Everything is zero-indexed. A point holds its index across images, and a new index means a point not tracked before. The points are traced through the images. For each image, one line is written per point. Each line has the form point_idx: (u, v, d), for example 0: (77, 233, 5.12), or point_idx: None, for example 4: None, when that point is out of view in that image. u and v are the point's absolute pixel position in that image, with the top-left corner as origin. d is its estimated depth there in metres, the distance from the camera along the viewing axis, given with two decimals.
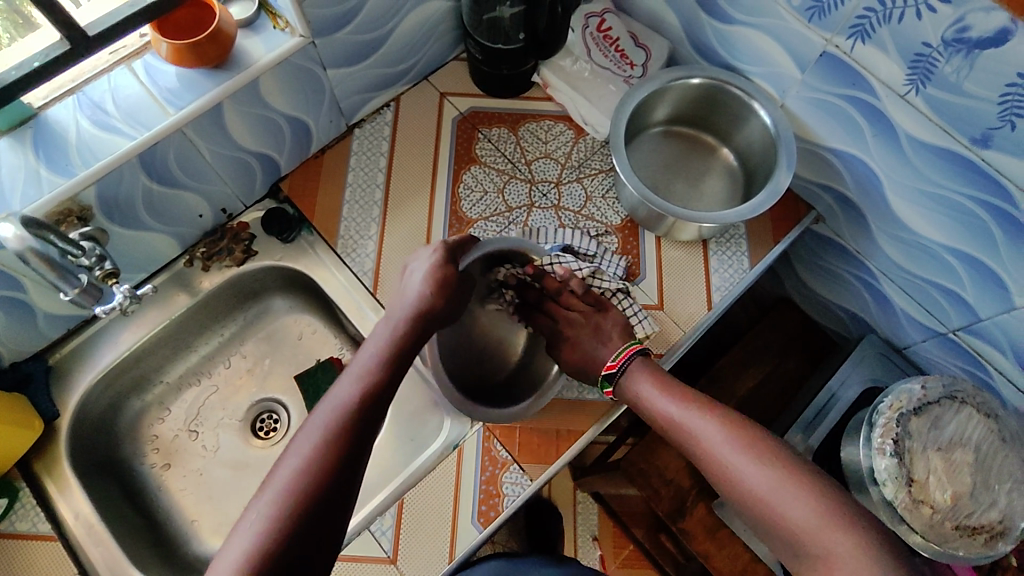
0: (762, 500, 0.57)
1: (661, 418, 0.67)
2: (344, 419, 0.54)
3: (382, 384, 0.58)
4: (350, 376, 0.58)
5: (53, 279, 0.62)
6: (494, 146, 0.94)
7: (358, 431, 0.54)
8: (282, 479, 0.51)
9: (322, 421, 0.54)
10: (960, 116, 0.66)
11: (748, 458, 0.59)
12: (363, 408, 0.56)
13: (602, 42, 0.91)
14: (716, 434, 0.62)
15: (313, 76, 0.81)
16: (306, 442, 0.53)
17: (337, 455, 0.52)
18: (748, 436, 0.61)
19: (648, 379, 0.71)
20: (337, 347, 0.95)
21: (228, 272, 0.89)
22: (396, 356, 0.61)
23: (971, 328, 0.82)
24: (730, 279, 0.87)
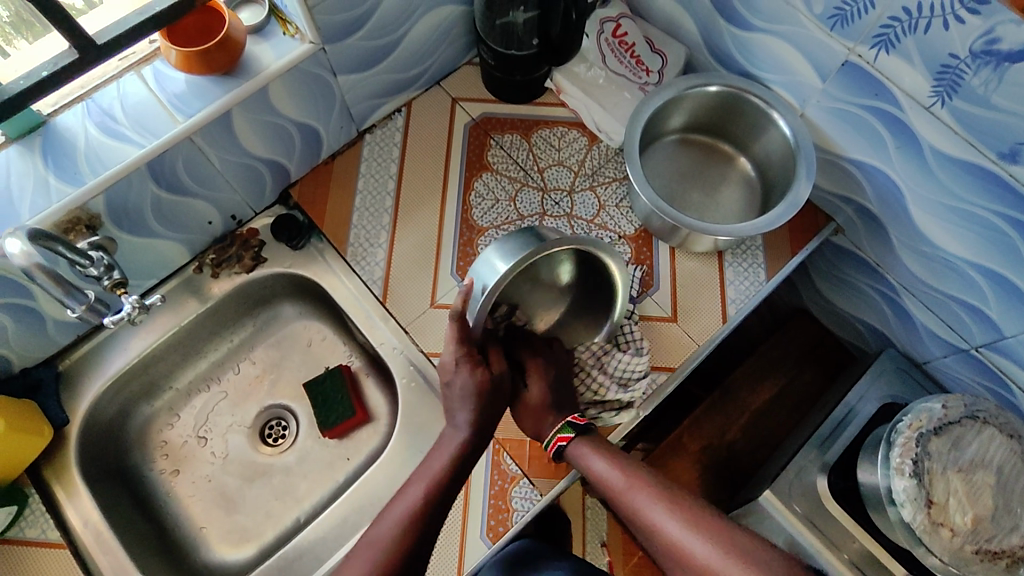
0: (709, 569, 0.60)
1: (605, 484, 0.69)
2: (411, 520, 0.65)
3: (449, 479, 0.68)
4: (416, 483, 0.67)
5: (59, 296, 0.60)
6: (506, 153, 0.93)
7: (416, 537, 0.64)
8: (360, 567, 0.62)
9: (400, 510, 0.66)
10: (987, 129, 0.64)
11: (693, 529, 0.62)
12: (425, 511, 0.66)
13: (617, 47, 0.89)
14: (657, 508, 0.65)
15: (323, 82, 0.80)
16: (357, 572, 0.62)
17: (395, 561, 0.63)
18: (688, 507, 0.64)
19: (588, 443, 0.72)
20: (346, 354, 0.95)
21: (237, 279, 0.89)
22: (465, 450, 0.69)
23: (994, 345, 0.80)
24: (746, 291, 0.85)
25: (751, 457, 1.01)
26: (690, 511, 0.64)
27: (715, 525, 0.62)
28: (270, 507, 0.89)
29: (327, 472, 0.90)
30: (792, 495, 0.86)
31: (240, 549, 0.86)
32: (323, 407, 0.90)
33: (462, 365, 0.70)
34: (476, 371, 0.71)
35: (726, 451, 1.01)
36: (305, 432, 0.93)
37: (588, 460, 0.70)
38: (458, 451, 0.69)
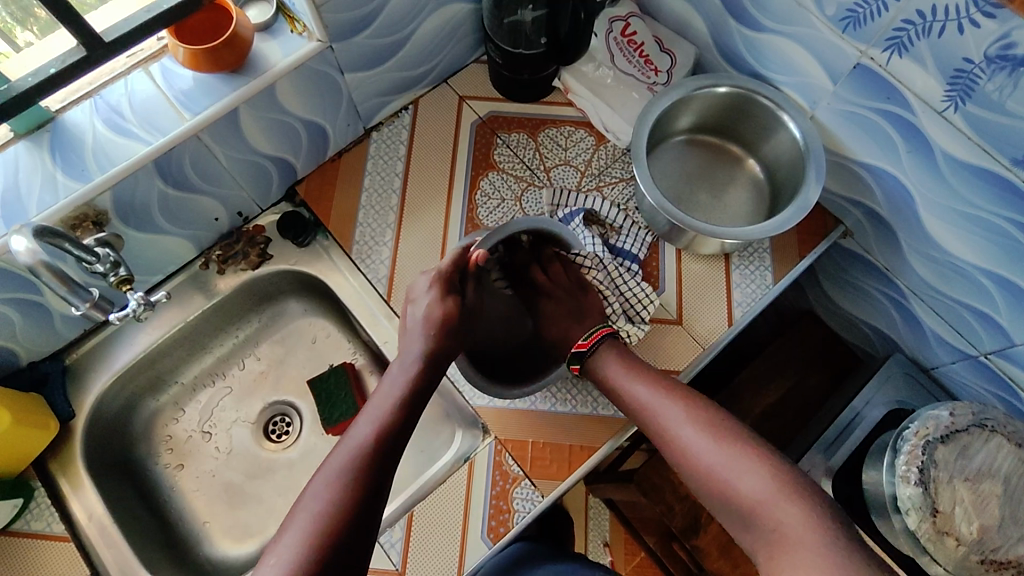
0: (723, 478, 0.63)
1: (623, 390, 0.73)
2: (369, 452, 0.58)
3: (409, 403, 0.63)
4: (368, 418, 0.61)
5: (64, 294, 0.60)
6: (513, 152, 0.92)
7: (376, 470, 0.58)
8: (315, 502, 0.55)
9: (357, 440, 0.59)
10: (1001, 136, 0.63)
11: (698, 428, 0.67)
12: (384, 440, 0.59)
13: (626, 46, 0.89)
14: (679, 419, 0.68)
15: (330, 80, 0.80)
16: (311, 511, 0.54)
17: (355, 499, 0.55)
18: (696, 411, 0.69)
19: (615, 344, 0.77)
20: (351, 351, 0.95)
21: (243, 275, 0.89)
22: (423, 375, 0.66)
23: (1003, 352, 0.79)
24: (752, 294, 0.84)
25: None
26: (698, 417, 0.68)
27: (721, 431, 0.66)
28: (273, 503, 0.89)
29: None
30: None
31: (243, 544, 0.87)
32: (327, 406, 0.91)
33: (423, 298, 0.71)
34: (438, 301, 0.70)
35: None
36: (309, 429, 0.93)
37: (608, 363, 0.75)
38: (416, 377, 0.65)
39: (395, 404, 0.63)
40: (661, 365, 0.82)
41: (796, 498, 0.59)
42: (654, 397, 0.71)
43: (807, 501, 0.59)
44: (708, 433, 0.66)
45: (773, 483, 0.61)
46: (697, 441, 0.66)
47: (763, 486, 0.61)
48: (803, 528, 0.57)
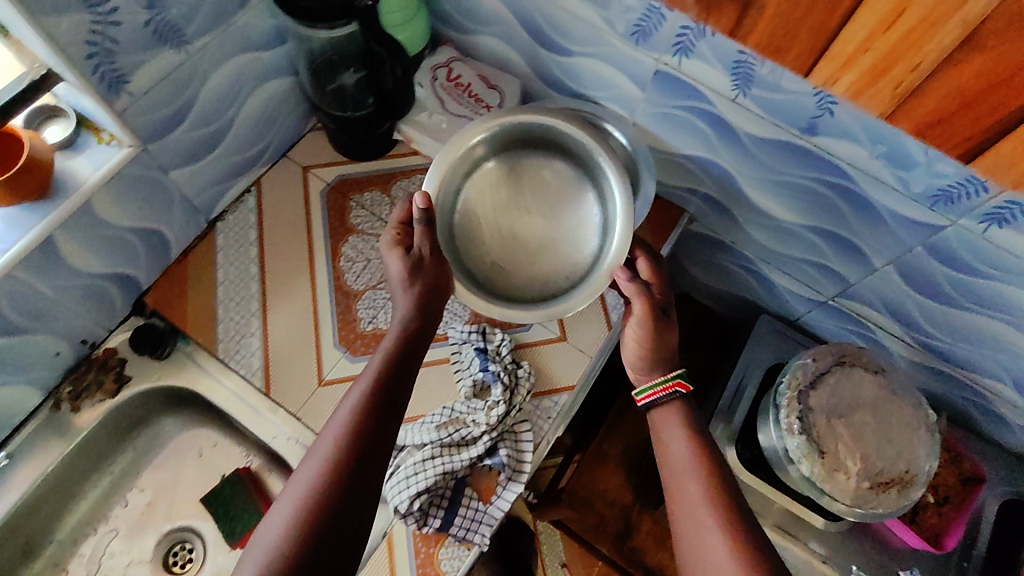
0: None
1: (668, 453, 0.67)
2: (354, 432, 0.59)
3: (371, 419, 0.61)
4: (352, 397, 0.63)
5: None
6: (369, 211, 0.92)
7: (365, 449, 0.59)
8: (302, 484, 0.57)
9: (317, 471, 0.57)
10: (787, 111, 0.70)
11: (723, 533, 0.58)
12: (366, 417, 0.61)
13: (454, 90, 0.91)
14: (708, 520, 0.59)
15: (153, 183, 0.76)
16: (299, 489, 0.56)
17: (343, 478, 0.57)
18: (734, 519, 0.59)
19: (679, 412, 0.69)
20: (244, 454, 0.89)
21: (102, 406, 0.82)
22: (387, 383, 0.64)
23: (846, 293, 0.89)
24: (624, 295, 0.88)
25: None
26: (737, 528, 0.58)
27: (749, 547, 0.56)
28: None
29: None
30: None
31: None
32: (227, 518, 0.87)
33: (394, 257, 0.72)
34: (406, 266, 0.71)
35: (644, 447, 1.04)
36: (214, 550, 0.87)
37: (669, 427, 0.68)
38: (390, 357, 0.66)
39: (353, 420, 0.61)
40: (552, 384, 0.84)
41: None
42: (693, 480, 0.62)
43: None
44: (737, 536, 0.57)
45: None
46: (719, 553, 0.56)
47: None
48: None
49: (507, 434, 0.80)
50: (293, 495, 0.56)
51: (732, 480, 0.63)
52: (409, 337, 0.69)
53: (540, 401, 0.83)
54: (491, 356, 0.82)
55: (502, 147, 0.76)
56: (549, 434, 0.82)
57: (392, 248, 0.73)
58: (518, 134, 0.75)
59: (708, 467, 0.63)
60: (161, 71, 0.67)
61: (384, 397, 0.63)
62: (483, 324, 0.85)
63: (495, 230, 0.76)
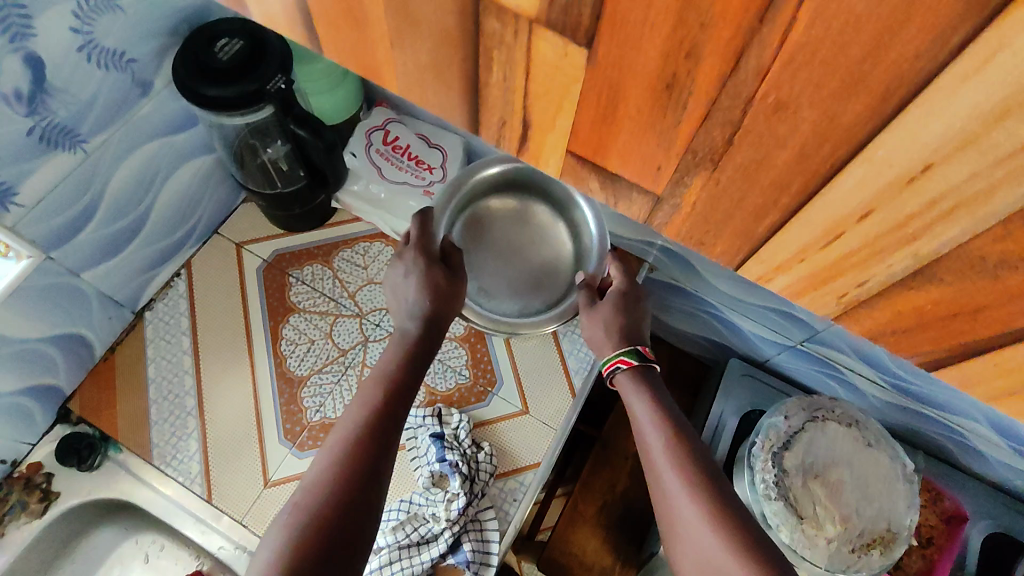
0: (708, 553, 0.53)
1: (637, 420, 0.65)
2: (376, 410, 0.59)
3: (375, 440, 0.56)
4: (374, 380, 0.62)
5: None
6: (310, 287, 0.87)
7: (388, 426, 0.58)
8: (327, 455, 0.55)
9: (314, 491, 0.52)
10: None
11: (693, 494, 0.57)
12: (389, 398, 0.60)
13: (392, 153, 0.85)
14: (676, 480, 0.58)
15: (64, 287, 0.70)
16: (324, 458, 0.55)
17: (369, 447, 0.56)
18: (708, 484, 0.57)
19: (640, 381, 0.67)
20: (194, 557, 0.82)
21: (28, 528, 0.75)
22: (390, 404, 0.60)
23: (815, 338, 0.85)
24: (586, 358, 0.84)
25: None
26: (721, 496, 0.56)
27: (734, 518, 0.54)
28: None
29: None
30: None
31: None
32: None
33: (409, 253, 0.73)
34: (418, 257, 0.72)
35: (622, 504, 0.98)
36: None
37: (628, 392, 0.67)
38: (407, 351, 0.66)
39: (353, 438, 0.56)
40: (515, 464, 0.79)
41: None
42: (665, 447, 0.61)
43: None
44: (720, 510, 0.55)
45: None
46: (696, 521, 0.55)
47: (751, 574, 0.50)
48: None
49: (470, 526, 0.75)
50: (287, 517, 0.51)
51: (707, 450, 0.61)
52: (414, 358, 0.66)
53: (504, 484, 0.78)
54: (448, 442, 0.77)
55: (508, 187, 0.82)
56: (516, 520, 0.77)
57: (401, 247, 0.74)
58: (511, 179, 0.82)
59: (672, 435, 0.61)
60: (55, 174, 0.62)
61: (384, 421, 0.58)
62: (438, 408, 0.80)
63: (479, 257, 0.81)
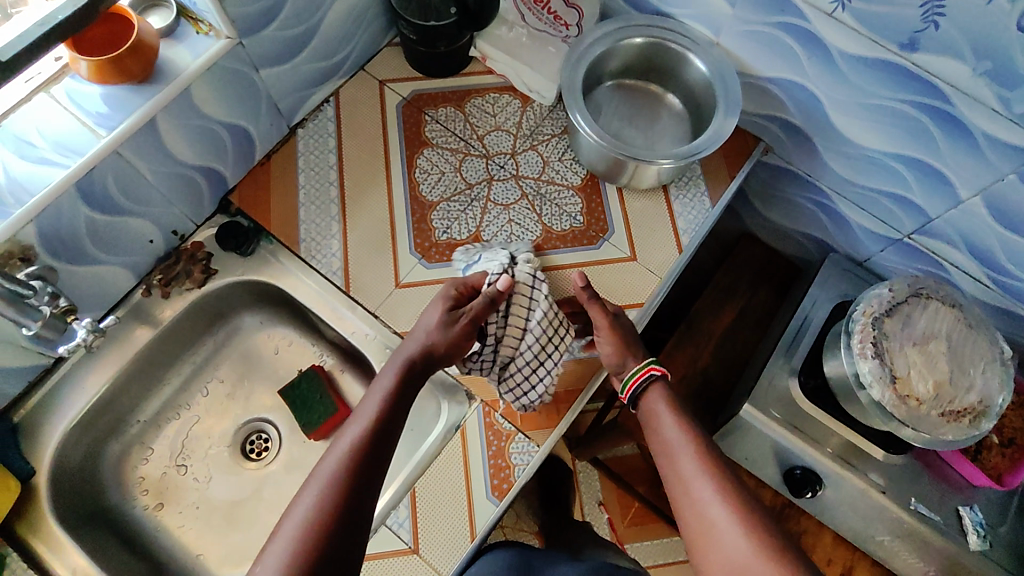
0: (745, 569, 0.55)
1: (663, 438, 0.66)
2: (368, 432, 0.60)
3: (363, 473, 0.57)
4: (376, 396, 0.64)
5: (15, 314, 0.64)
6: (444, 127, 0.93)
7: (376, 449, 0.59)
8: (328, 469, 0.57)
9: (318, 494, 0.55)
10: (887, 25, 0.68)
11: (730, 508, 0.59)
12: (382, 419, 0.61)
13: (534, 5, 0.89)
14: (712, 497, 0.60)
15: (246, 79, 0.78)
16: (324, 475, 0.57)
17: (358, 472, 0.57)
18: (741, 499, 0.60)
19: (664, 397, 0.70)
20: (318, 353, 0.94)
21: (190, 294, 0.86)
22: (395, 406, 0.63)
23: (925, 229, 0.87)
24: (695, 220, 0.88)
25: (725, 380, 1.05)
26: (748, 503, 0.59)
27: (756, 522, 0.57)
28: (266, 521, 0.87)
29: None
30: (770, 404, 0.91)
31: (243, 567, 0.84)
32: (302, 409, 0.90)
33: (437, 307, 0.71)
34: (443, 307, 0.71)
35: (700, 379, 1.05)
36: (289, 440, 0.92)
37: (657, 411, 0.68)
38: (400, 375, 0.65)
39: (359, 443, 0.59)
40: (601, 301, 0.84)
41: None
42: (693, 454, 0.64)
43: None
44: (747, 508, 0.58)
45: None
46: (730, 529, 0.57)
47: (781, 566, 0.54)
48: None
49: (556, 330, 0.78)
50: (294, 516, 0.54)
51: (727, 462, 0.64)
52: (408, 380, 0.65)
53: None
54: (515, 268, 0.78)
55: (634, 62, 0.88)
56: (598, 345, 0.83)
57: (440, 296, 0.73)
58: (635, 56, 0.87)
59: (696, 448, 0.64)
60: None
61: (366, 460, 0.58)
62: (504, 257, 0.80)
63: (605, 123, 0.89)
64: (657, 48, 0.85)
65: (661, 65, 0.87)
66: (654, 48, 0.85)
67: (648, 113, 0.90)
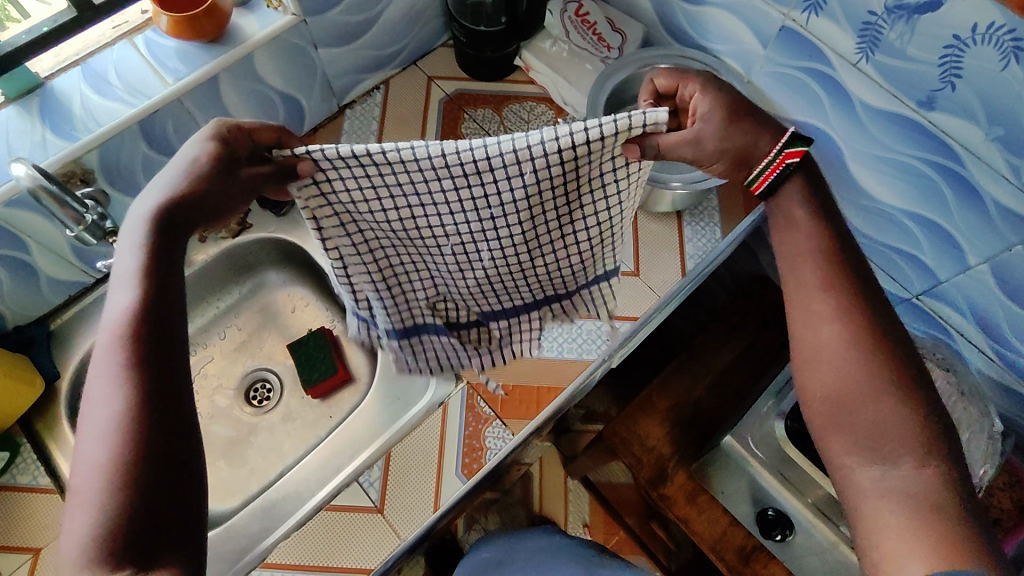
0: (841, 390, 0.56)
1: (792, 223, 0.61)
2: (134, 327, 0.50)
3: (145, 371, 0.49)
4: (123, 287, 0.52)
5: (61, 219, 0.68)
6: (479, 126, 0.98)
7: (150, 336, 0.50)
8: (107, 384, 0.48)
9: (110, 378, 0.48)
10: (907, 81, 0.71)
11: (845, 329, 0.57)
12: (143, 305, 0.51)
13: (581, 25, 0.96)
14: (831, 308, 0.58)
15: (305, 54, 0.86)
16: (105, 390, 0.48)
17: (143, 371, 0.49)
18: (867, 315, 0.57)
19: (804, 189, 0.61)
20: (329, 318, 0.99)
21: (223, 243, 0.93)
22: (152, 254, 0.53)
23: (932, 291, 0.87)
24: (702, 248, 0.91)
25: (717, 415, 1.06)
26: (916, 416, 0.54)
27: (881, 368, 0.55)
28: (255, 463, 0.92)
29: (312, 429, 0.94)
30: None
31: (225, 501, 0.89)
32: (306, 366, 0.94)
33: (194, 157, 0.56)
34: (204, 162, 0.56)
35: (692, 408, 1.03)
36: (289, 393, 0.97)
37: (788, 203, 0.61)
38: (150, 249, 0.53)
39: (130, 322, 0.50)
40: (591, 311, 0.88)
41: (925, 442, 0.53)
42: (847, 360, 0.56)
43: (945, 457, 0.53)
44: (916, 415, 0.54)
45: (921, 533, 0.50)
46: (840, 353, 0.56)
47: (926, 483, 0.52)
48: (920, 478, 0.52)
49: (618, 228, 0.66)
50: (92, 418, 0.47)
51: (888, 331, 0.57)
52: (159, 256, 0.54)
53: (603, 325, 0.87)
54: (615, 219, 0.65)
55: None
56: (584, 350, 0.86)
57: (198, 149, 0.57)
58: None
59: (845, 337, 0.56)
60: None
61: (146, 355, 0.49)
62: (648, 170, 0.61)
63: None
64: None
65: None
66: None
67: None
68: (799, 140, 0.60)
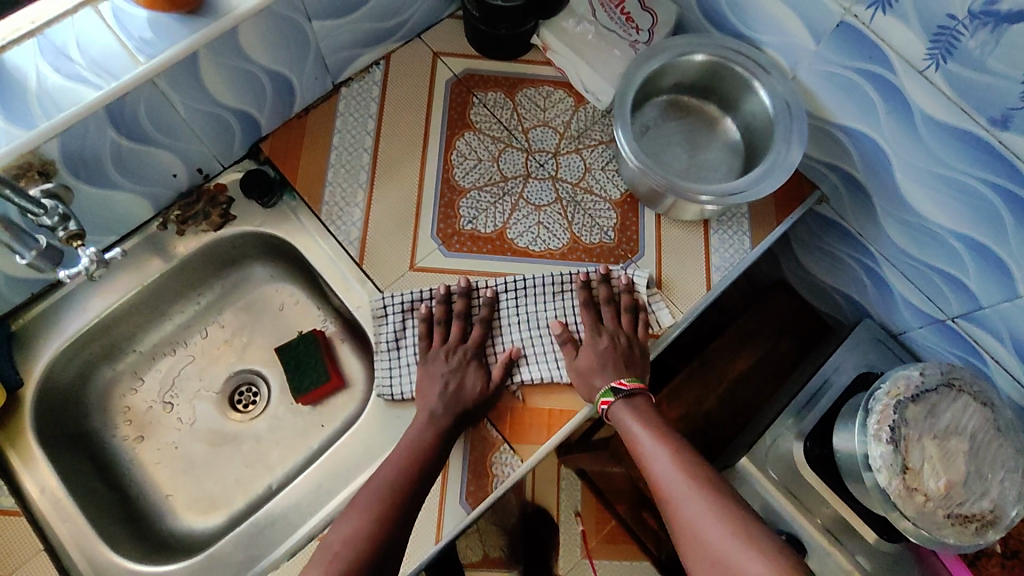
0: (722, 552, 0.60)
1: (640, 450, 0.70)
2: (387, 505, 0.65)
3: (376, 543, 0.62)
4: (391, 465, 0.69)
5: (9, 240, 0.63)
6: (490, 112, 0.89)
7: (398, 517, 0.65)
8: (343, 540, 0.62)
9: (351, 534, 0.62)
10: (980, 95, 0.63)
11: (716, 514, 0.62)
12: (397, 493, 0.66)
13: (609, 4, 0.86)
14: (703, 510, 0.63)
15: (297, 27, 0.75)
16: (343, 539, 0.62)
17: (377, 542, 0.62)
18: (727, 509, 0.63)
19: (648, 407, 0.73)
20: (321, 318, 0.91)
21: (204, 236, 0.84)
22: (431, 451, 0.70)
23: (970, 315, 0.81)
24: (730, 259, 0.84)
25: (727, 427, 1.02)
26: (771, 555, 0.59)
27: (744, 530, 0.61)
28: (240, 475, 0.85)
29: (301, 439, 0.87)
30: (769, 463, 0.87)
31: (209, 517, 0.83)
32: (295, 372, 0.87)
33: (460, 370, 0.75)
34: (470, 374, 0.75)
35: (703, 419, 1.02)
36: (277, 398, 0.90)
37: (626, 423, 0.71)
38: (414, 437, 0.71)
39: (385, 497, 0.66)
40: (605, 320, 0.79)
41: None
42: (721, 534, 0.61)
43: None
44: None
45: None
46: (710, 523, 0.62)
47: None
48: None
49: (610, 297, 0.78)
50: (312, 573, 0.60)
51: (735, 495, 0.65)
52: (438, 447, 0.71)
53: None
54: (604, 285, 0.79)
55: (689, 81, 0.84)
56: None
57: (458, 358, 0.76)
58: (696, 75, 0.83)
59: (709, 506, 0.63)
60: None
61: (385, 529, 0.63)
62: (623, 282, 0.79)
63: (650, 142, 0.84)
64: (718, 69, 0.81)
65: (722, 86, 0.83)
66: (716, 69, 0.81)
67: (700, 136, 0.85)
68: (618, 388, 0.72)
